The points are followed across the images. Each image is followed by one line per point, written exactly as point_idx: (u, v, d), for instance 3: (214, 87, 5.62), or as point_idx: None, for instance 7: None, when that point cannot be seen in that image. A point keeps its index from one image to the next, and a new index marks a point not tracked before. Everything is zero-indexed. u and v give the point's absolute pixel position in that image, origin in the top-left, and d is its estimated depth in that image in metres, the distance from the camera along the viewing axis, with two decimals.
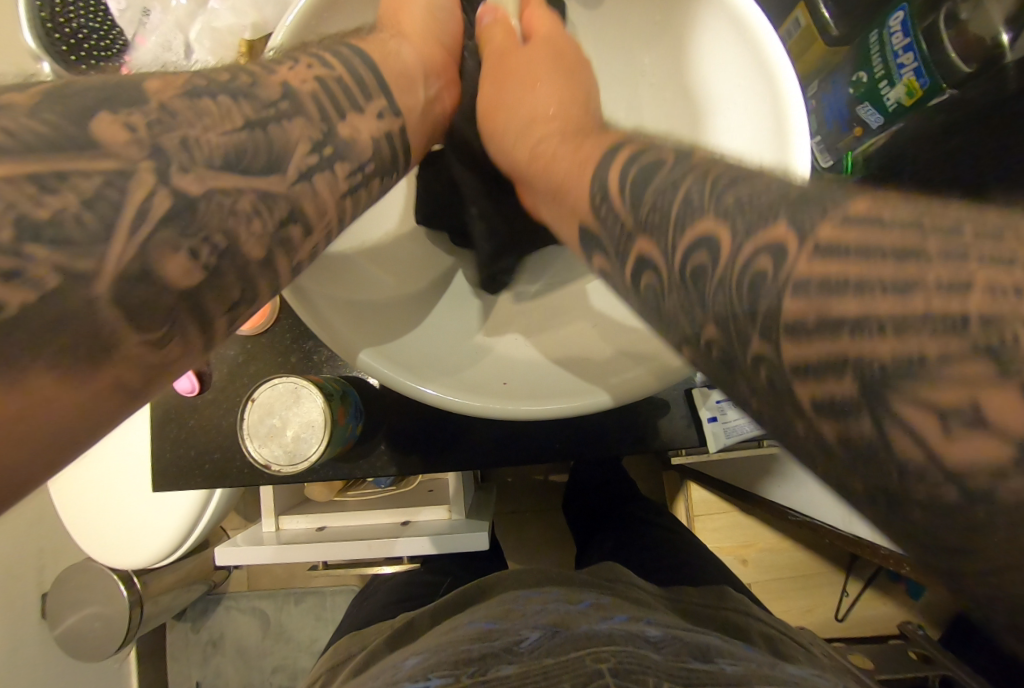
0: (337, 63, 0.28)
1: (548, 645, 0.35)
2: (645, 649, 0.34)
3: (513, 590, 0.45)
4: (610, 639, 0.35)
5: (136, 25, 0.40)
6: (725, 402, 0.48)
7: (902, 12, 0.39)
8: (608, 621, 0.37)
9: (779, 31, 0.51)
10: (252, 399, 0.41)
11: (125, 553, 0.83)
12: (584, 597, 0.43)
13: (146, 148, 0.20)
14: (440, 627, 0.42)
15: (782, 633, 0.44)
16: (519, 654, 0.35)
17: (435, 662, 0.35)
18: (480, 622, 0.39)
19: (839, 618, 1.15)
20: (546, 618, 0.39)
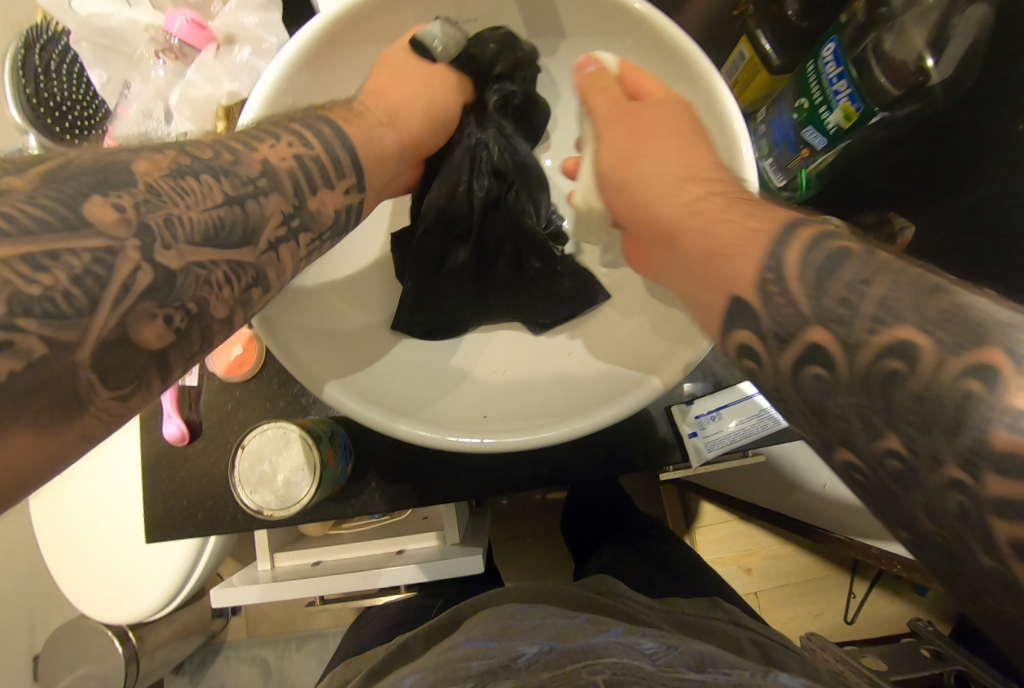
0: (318, 140, 0.31)
1: (547, 658, 0.36)
2: (642, 660, 0.35)
3: (511, 604, 0.46)
4: (608, 651, 0.35)
5: (117, 96, 0.42)
6: (704, 416, 0.49)
7: (834, 44, 0.41)
8: (604, 635, 0.38)
9: (727, 62, 0.55)
10: (244, 446, 0.42)
11: (117, 609, 0.81)
12: (580, 613, 0.43)
13: (132, 226, 0.22)
14: (437, 647, 0.42)
15: (772, 639, 0.44)
16: (516, 670, 0.35)
17: (434, 680, 0.35)
18: (479, 641, 0.39)
19: (849, 620, 1.14)
20: (545, 633, 0.39)
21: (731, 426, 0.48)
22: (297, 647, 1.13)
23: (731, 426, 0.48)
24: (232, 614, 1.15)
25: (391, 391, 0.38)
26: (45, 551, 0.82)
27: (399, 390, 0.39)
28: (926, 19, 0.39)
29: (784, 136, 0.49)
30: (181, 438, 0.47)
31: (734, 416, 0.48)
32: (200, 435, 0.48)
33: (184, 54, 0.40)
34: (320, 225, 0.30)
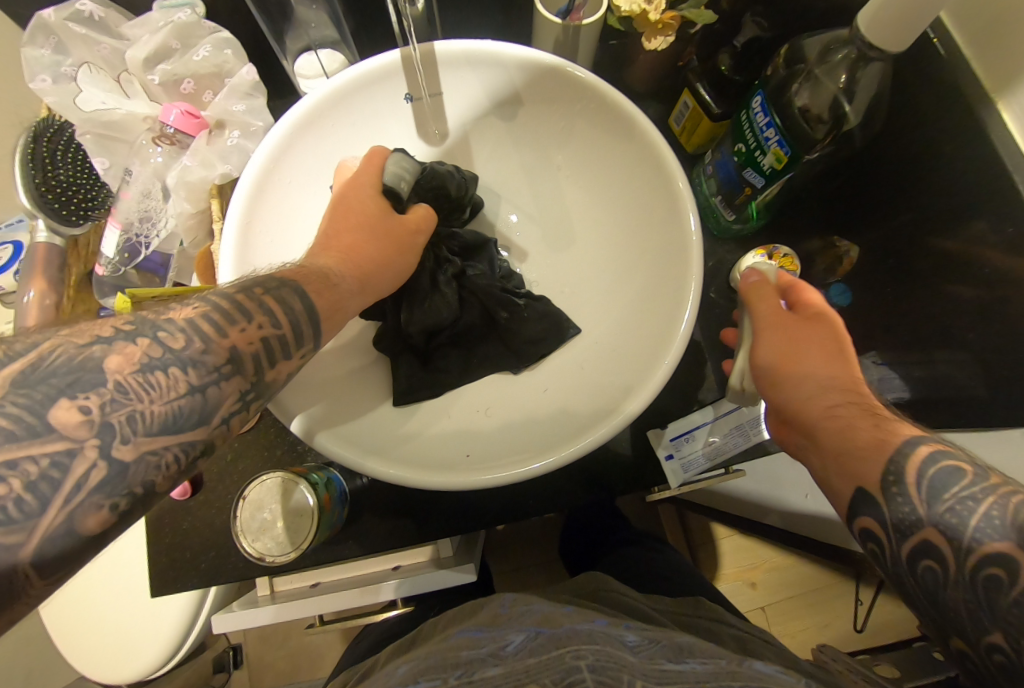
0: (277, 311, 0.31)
1: (532, 646, 0.37)
2: (623, 649, 0.37)
3: (501, 598, 0.47)
4: (590, 638, 0.37)
5: (120, 180, 0.45)
6: (679, 439, 0.52)
7: (760, 98, 0.47)
8: (588, 624, 0.40)
9: (675, 110, 0.60)
10: (244, 497, 0.44)
11: (119, 668, 0.81)
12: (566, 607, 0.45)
13: None
14: (429, 639, 0.45)
15: (753, 634, 0.46)
16: (504, 656, 0.37)
17: (424, 667, 0.37)
18: (468, 631, 0.41)
19: (858, 629, 1.12)
20: (530, 620, 0.42)
21: (706, 445, 0.51)
22: None
23: (706, 445, 0.51)
24: (235, 666, 1.13)
25: (378, 439, 0.41)
26: (46, 613, 0.82)
27: (386, 438, 0.41)
28: (835, 71, 0.43)
29: (729, 176, 0.54)
30: (184, 492, 0.49)
31: (709, 434, 0.51)
32: (202, 488, 0.50)
33: (179, 141, 0.44)
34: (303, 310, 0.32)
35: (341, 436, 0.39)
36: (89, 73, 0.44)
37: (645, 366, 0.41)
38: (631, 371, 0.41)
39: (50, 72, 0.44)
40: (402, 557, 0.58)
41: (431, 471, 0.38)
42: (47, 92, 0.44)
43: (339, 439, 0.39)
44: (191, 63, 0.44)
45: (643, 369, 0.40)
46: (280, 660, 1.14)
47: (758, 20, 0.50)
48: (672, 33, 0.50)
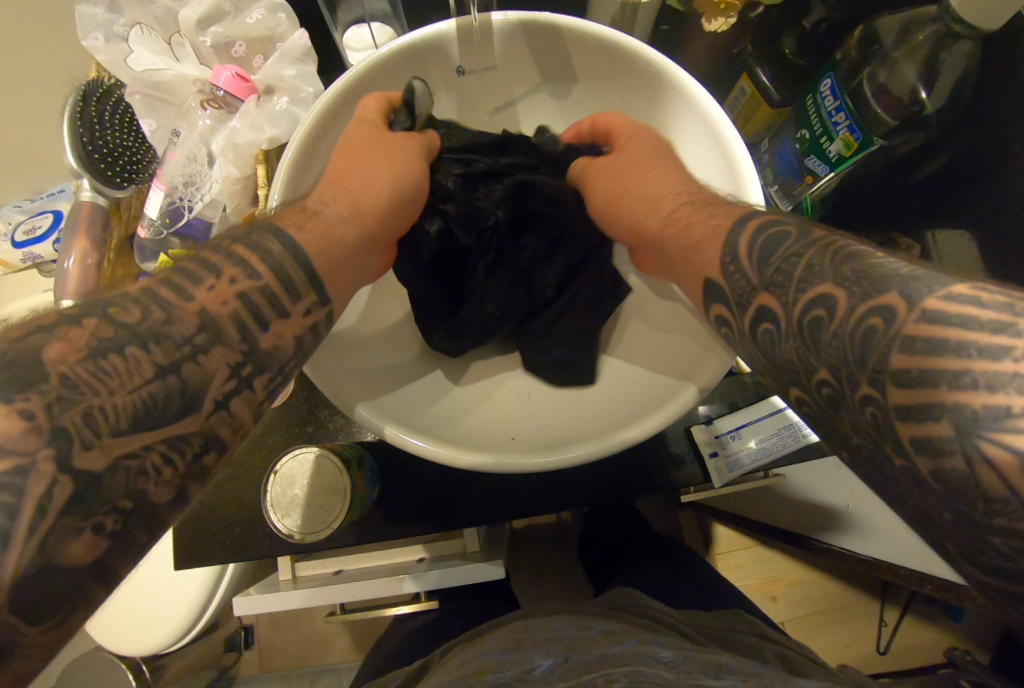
0: None
1: (560, 671, 0.36)
2: (658, 667, 0.35)
3: (524, 618, 0.47)
4: (622, 660, 0.36)
5: (166, 143, 0.45)
6: (725, 437, 0.49)
7: (830, 81, 0.44)
8: (619, 645, 0.39)
9: (730, 97, 0.57)
10: (275, 471, 0.43)
11: (135, 640, 0.81)
12: (596, 624, 0.44)
13: None
14: (452, 662, 0.44)
15: (794, 651, 0.45)
16: (532, 679, 0.36)
17: None
18: (493, 654, 0.41)
19: (882, 651, 1.09)
20: (558, 645, 0.40)
21: (751, 446, 0.49)
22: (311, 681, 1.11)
23: (751, 446, 0.49)
24: (246, 646, 1.13)
25: (439, 417, 0.40)
26: None
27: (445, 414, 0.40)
28: (917, 53, 0.41)
29: (789, 164, 0.51)
30: None
31: (752, 435, 0.49)
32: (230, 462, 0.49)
33: (228, 105, 0.43)
34: None
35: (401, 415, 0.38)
36: (141, 34, 0.44)
37: (700, 360, 0.38)
38: (686, 364, 0.39)
39: (103, 31, 0.43)
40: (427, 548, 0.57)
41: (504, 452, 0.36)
42: (99, 50, 0.43)
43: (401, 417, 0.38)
44: (243, 25, 0.43)
45: (697, 363, 0.38)
46: (290, 643, 1.14)
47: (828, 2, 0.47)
48: (735, 13, 0.47)
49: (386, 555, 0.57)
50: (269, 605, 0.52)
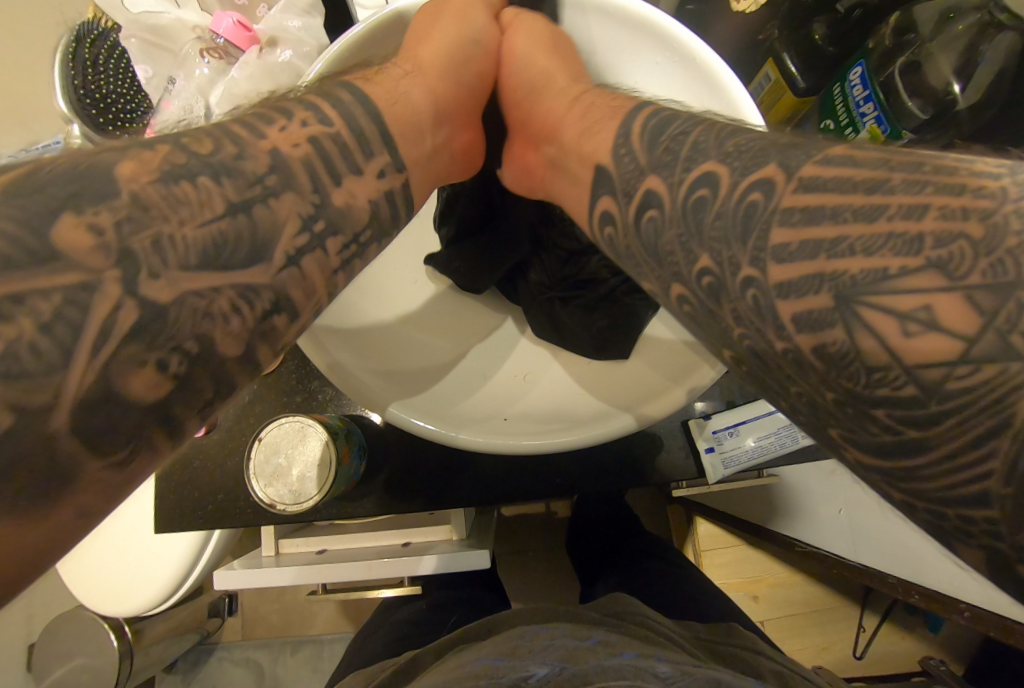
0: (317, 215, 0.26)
1: (556, 679, 0.36)
2: (654, 680, 0.35)
3: (522, 625, 0.47)
4: (617, 673, 0.36)
5: (161, 90, 0.43)
6: (721, 433, 0.48)
7: (861, 68, 0.42)
8: (617, 658, 0.39)
9: (750, 86, 0.54)
10: (259, 438, 0.42)
11: (117, 602, 0.81)
12: (592, 634, 0.45)
13: (116, 242, 0.20)
14: (444, 664, 0.44)
15: (791, 669, 0.45)
16: (527, 685, 0.36)
17: None
18: (488, 658, 0.41)
19: (858, 656, 1.11)
20: (555, 654, 0.40)
21: (749, 444, 0.48)
22: (293, 651, 1.12)
23: (748, 444, 0.48)
24: (229, 614, 1.14)
25: (422, 385, 0.39)
26: None
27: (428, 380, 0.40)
28: (954, 44, 0.39)
29: None
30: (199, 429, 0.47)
31: (751, 433, 0.48)
32: (216, 427, 0.48)
33: (229, 55, 0.42)
34: (351, 226, 0.28)
35: (382, 381, 0.37)
36: None
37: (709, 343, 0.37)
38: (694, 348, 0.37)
39: None
40: (415, 533, 0.58)
41: (478, 430, 0.36)
42: None
43: (380, 377, 0.37)
44: None
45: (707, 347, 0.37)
46: (274, 613, 1.14)
47: None
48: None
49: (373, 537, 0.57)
50: (249, 580, 0.51)
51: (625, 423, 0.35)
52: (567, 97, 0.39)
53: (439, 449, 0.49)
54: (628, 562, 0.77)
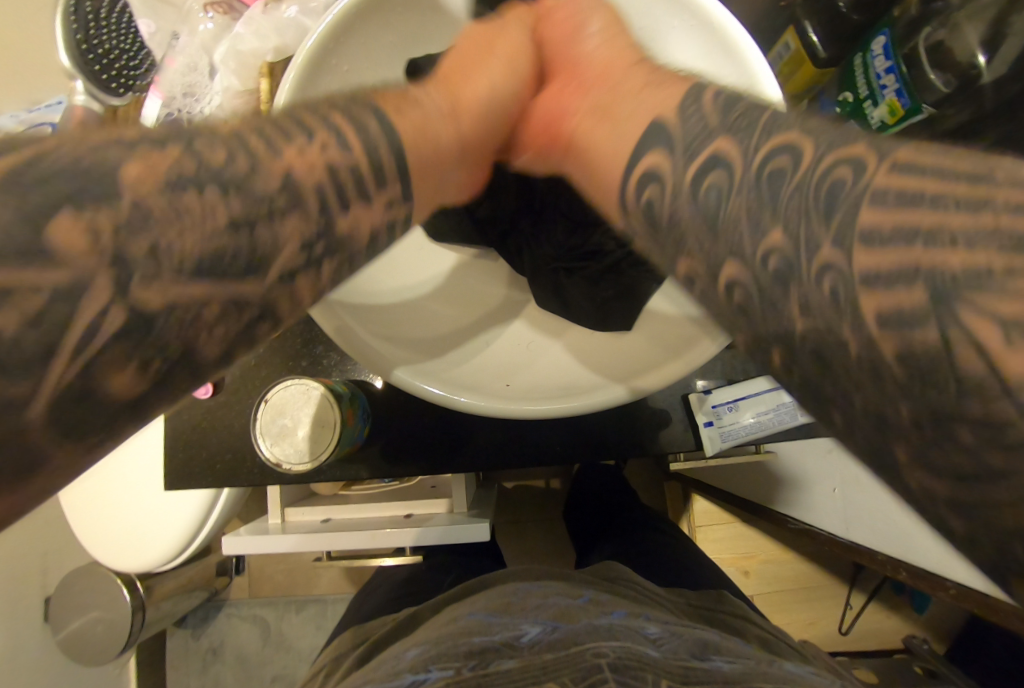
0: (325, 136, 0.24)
1: (547, 641, 0.38)
2: (644, 645, 0.37)
3: (516, 582, 0.49)
4: (609, 634, 0.38)
5: (165, 46, 0.43)
6: (721, 407, 0.49)
7: (884, 37, 0.40)
8: (607, 618, 0.41)
9: (770, 54, 0.52)
10: (266, 400, 0.43)
11: (129, 557, 0.84)
12: (583, 592, 0.46)
13: None
14: (437, 618, 0.46)
15: (774, 635, 0.48)
16: (519, 648, 0.38)
17: (439, 652, 0.38)
18: (480, 616, 0.42)
19: (843, 631, 1.14)
20: (547, 612, 0.42)
21: (747, 419, 0.48)
22: (298, 609, 1.16)
23: (747, 419, 0.48)
24: (236, 573, 1.17)
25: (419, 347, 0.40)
26: (63, 495, 0.84)
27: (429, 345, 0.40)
28: (983, 14, 0.37)
29: None
30: (207, 390, 0.48)
31: (751, 409, 0.49)
32: (223, 386, 0.49)
33: (233, 10, 0.42)
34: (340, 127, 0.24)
35: (373, 337, 0.38)
36: None
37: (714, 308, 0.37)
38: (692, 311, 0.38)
39: None
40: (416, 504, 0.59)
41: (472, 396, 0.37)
42: None
43: (377, 335, 0.38)
44: None
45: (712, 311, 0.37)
46: (279, 573, 1.18)
47: None
48: None
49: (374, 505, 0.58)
50: (256, 543, 0.52)
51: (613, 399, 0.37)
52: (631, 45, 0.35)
53: (442, 417, 0.49)
54: (624, 533, 0.78)
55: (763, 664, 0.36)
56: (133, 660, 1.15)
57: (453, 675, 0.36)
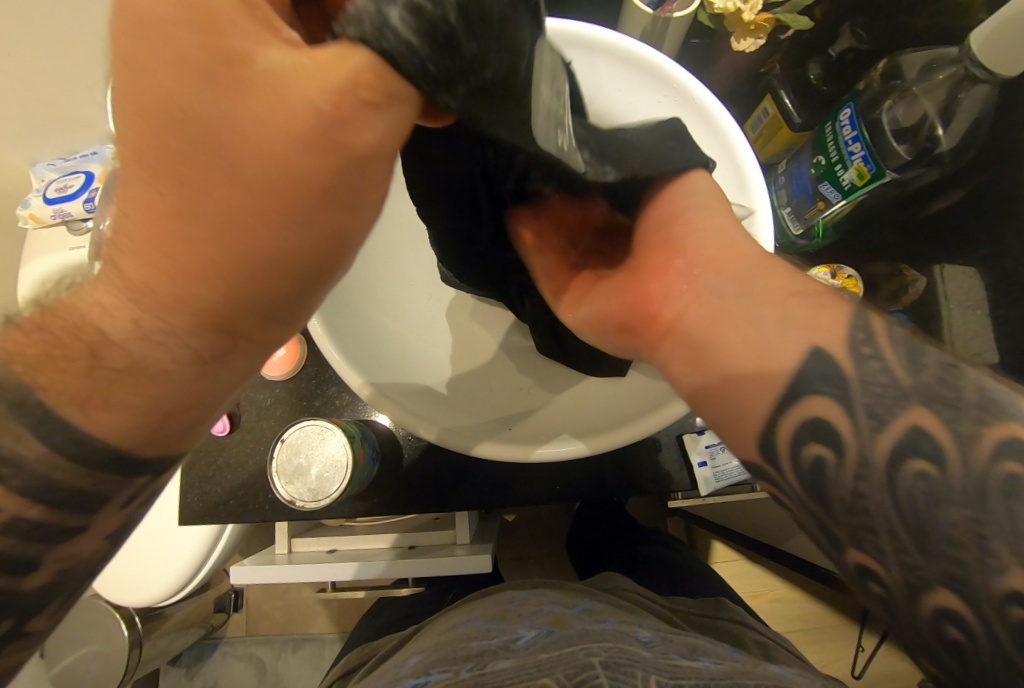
0: None
1: (542, 641, 0.39)
2: (636, 645, 0.38)
3: (512, 592, 0.50)
4: (601, 635, 0.38)
5: None
6: (714, 447, 0.51)
7: (850, 110, 0.44)
8: (600, 623, 0.42)
9: (753, 115, 0.57)
10: (282, 438, 0.45)
11: (131, 592, 0.84)
12: (578, 603, 0.47)
13: None
14: (436, 630, 0.47)
15: (771, 640, 0.49)
16: (514, 649, 0.39)
17: (438, 658, 0.39)
18: (477, 624, 0.44)
19: (854, 675, 1.11)
20: (542, 619, 0.43)
21: (740, 459, 0.50)
22: (295, 648, 1.14)
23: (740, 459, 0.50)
24: (235, 609, 1.16)
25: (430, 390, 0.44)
26: None
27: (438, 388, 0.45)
28: (936, 92, 0.41)
29: (803, 188, 0.51)
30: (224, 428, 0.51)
31: None
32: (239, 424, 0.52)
33: None
34: None
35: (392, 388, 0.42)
36: None
37: None
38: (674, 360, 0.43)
39: None
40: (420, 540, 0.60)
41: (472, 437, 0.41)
42: None
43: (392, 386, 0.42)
44: None
45: None
46: (278, 610, 1.17)
47: (858, 30, 0.47)
48: (764, 34, 0.46)
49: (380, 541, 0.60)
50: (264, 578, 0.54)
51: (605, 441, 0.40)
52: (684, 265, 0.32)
53: (450, 456, 0.52)
54: (624, 552, 0.79)
55: (749, 666, 0.37)
56: None
57: (451, 677, 0.36)
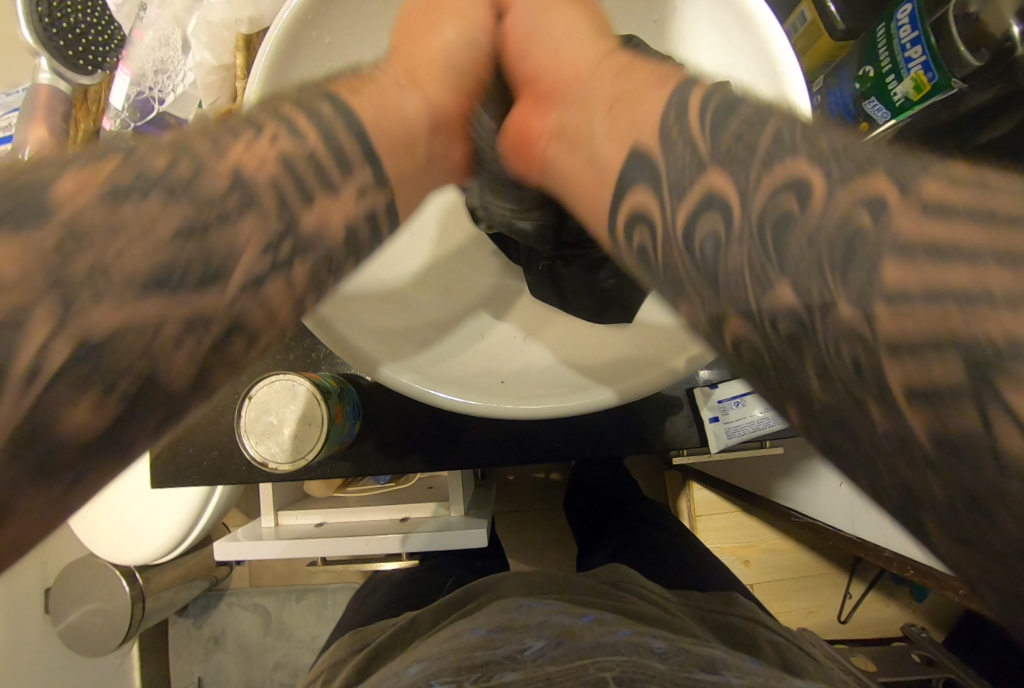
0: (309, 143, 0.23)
1: (551, 654, 0.37)
2: (651, 658, 0.36)
3: (513, 597, 0.48)
4: (615, 649, 0.36)
5: (135, 17, 0.40)
6: (727, 402, 0.47)
7: (912, 5, 0.37)
8: (612, 633, 0.39)
9: (785, 25, 0.49)
10: (250, 396, 0.41)
11: (125, 551, 0.83)
12: (586, 611, 0.45)
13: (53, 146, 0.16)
14: (440, 633, 0.45)
15: (789, 639, 0.47)
16: (522, 661, 0.36)
17: (438, 668, 0.36)
18: (482, 630, 0.41)
19: (842, 620, 1.14)
20: (551, 628, 0.40)
21: (755, 414, 0.46)
22: (298, 599, 1.16)
23: (754, 414, 0.46)
24: (236, 563, 1.17)
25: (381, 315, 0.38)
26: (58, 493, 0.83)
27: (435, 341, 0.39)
28: None
29: (842, 106, 0.44)
30: None
31: (759, 403, 0.46)
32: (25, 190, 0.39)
33: None
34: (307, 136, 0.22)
35: (338, 303, 0.36)
36: None
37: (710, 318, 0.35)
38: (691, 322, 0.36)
39: None
40: (411, 508, 0.57)
41: (457, 390, 0.35)
42: None
43: (379, 342, 0.36)
44: None
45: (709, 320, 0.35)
46: (278, 563, 1.18)
47: None
48: None
49: (370, 512, 0.57)
50: (249, 551, 0.51)
51: (640, 386, 0.34)
52: (597, 51, 0.31)
53: (441, 417, 0.48)
54: (628, 527, 0.77)
55: (773, 677, 0.34)
56: (135, 651, 1.15)
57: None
